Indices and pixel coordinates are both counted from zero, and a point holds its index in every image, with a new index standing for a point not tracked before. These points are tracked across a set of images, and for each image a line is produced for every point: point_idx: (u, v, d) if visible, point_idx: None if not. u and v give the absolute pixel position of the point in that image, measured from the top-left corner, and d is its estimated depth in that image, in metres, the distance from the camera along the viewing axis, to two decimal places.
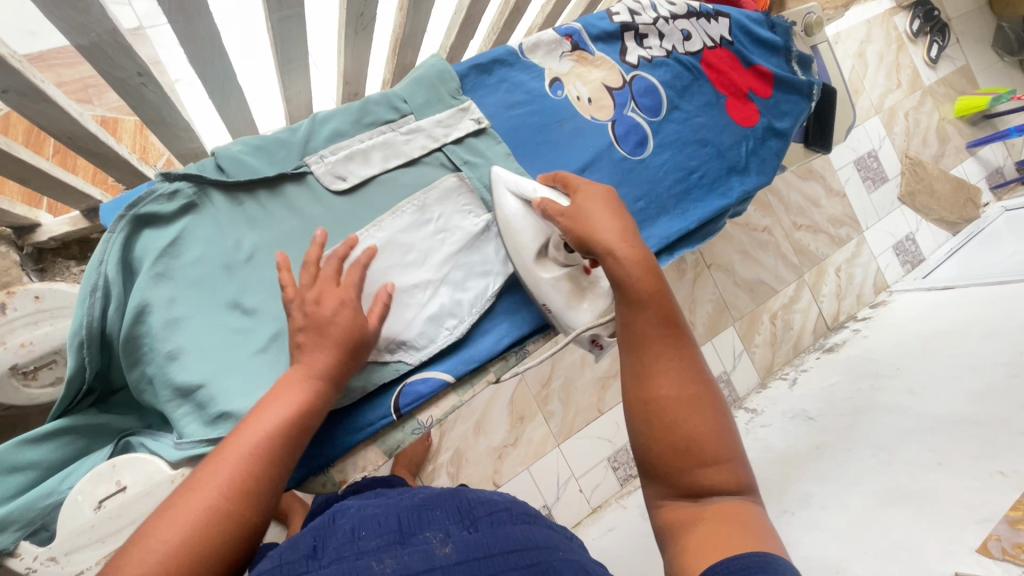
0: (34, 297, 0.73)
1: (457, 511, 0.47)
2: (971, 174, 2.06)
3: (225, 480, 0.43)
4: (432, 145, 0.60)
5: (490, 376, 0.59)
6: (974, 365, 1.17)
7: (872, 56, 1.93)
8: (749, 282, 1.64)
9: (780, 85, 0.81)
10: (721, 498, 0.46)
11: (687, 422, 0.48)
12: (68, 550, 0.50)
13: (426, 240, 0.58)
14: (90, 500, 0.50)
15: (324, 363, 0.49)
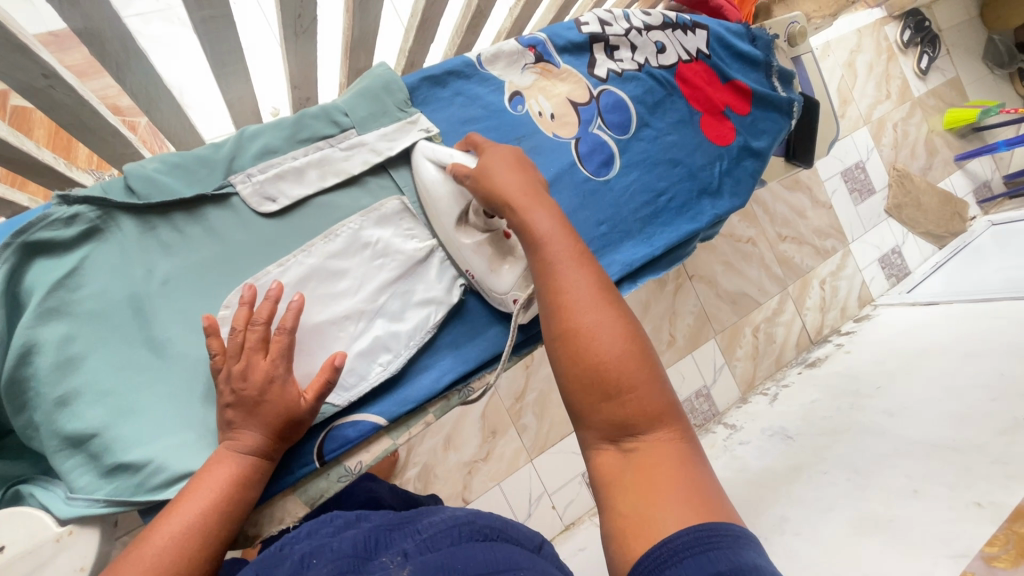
0: None
1: (416, 533, 0.44)
2: (958, 187, 2.04)
3: (147, 570, 0.39)
4: (376, 161, 0.55)
5: (428, 418, 0.56)
6: (955, 387, 1.15)
7: (862, 66, 1.91)
8: (731, 294, 1.61)
9: (758, 102, 0.78)
10: (643, 440, 0.43)
11: (596, 350, 0.44)
12: None
13: (360, 267, 0.54)
14: None
15: (257, 443, 0.46)
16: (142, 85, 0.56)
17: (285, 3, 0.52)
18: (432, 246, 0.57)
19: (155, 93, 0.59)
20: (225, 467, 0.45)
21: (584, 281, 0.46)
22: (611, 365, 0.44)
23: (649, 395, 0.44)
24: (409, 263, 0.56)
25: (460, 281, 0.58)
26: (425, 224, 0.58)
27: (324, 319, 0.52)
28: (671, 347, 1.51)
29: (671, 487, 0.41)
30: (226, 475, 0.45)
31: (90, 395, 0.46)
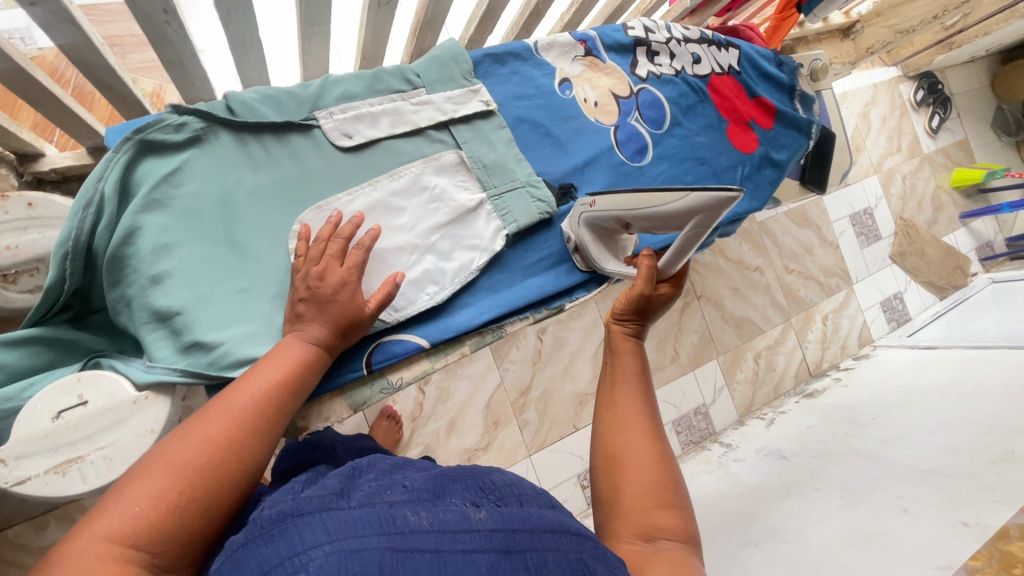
0: (27, 203, 0.67)
1: (481, 487, 0.46)
2: (962, 243, 2.11)
3: (226, 420, 0.43)
4: (440, 118, 0.61)
5: (464, 349, 0.61)
6: (948, 422, 1.18)
7: (875, 118, 2.00)
8: (736, 318, 1.65)
9: (781, 119, 0.85)
10: (667, 544, 0.49)
11: (632, 474, 0.52)
12: (20, 455, 0.54)
13: (417, 208, 0.59)
14: (48, 410, 0.54)
15: (323, 335, 0.51)
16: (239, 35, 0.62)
17: None
18: (481, 200, 0.62)
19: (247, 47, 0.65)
20: (298, 347, 0.50)
21: (637, 412, 0.56)
22: (649, 495, 0.51)
23: (672, 506, 0.51)
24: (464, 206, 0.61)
25: (503, 232, 0.62)
26: (478, 178, 0.62)
27: (383, 247, 0.57)
28: (674, 362, 1.53)
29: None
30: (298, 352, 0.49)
31: (172, 280, 0.51)
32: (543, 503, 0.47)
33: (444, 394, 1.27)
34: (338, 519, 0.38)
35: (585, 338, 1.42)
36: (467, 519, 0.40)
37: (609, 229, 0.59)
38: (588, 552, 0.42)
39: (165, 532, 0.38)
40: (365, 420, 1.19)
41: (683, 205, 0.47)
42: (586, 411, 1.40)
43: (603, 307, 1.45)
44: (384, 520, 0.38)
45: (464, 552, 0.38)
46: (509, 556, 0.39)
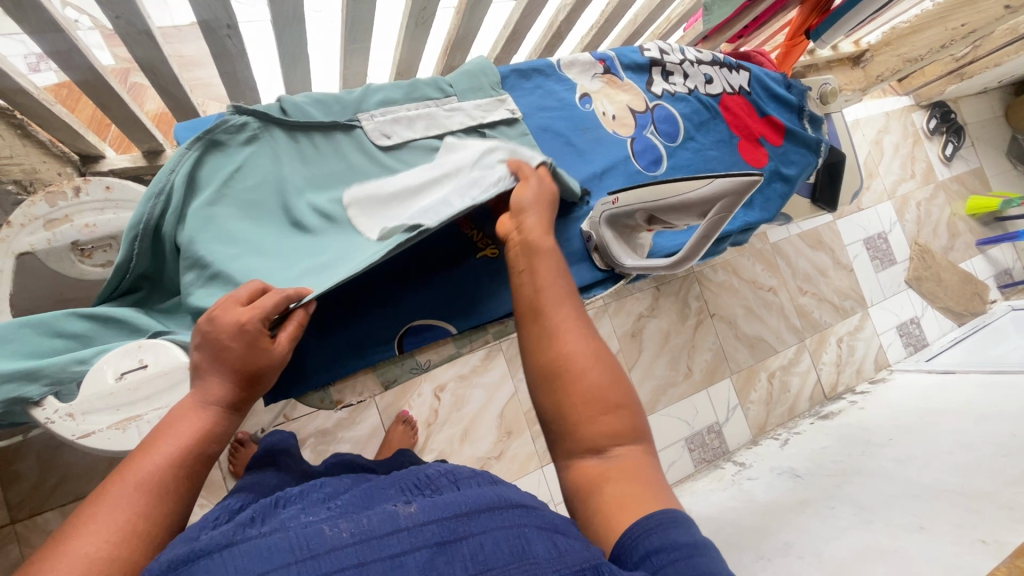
0: (104, 187, 0.68)
1: (415, 484, 0.43)
2: (979, 270, 2.10)
3: (112, 524, 0.38)
4: (470, 123, 0.66)
5: (487, 336, 0.68)
6: (965, 442, 1.17)
7: (888, 145, 2.03)
8: (750, 337, 1.65)
9: (790, 137, 0.89)
10: (621, 450, 0.46)
11: (584, 379, 0.48)
12: (86, 411, 0.58)
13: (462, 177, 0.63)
14: (112, 371, 0.58)
15: (224, 390, 0.48)
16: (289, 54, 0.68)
17: None
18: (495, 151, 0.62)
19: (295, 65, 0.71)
20: (196, 418, 0.46)
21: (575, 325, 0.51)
22: (601, 397, 0.47)
23: (624, 416, 0.47)
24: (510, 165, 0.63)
25: (542, 161, 0.61)
26: None
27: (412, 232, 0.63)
28: (687, 379, 1.53)
29: (650, 484, 0.44)
30: (198, 424, 0.46)
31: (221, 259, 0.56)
32: (481, 480, 0.44)
33: (459, 401, 1.29)
34: (239, 557, 0.34)
35: None
36: (393, 519, 0.38)
37: (630, 226, 0.63)
38: (531, 524, 0.39)
39: None
40: (381, 425, 1.22)
41: (708, 192, 0.53)
42: None
43: (617, 322, 1.48)
44: (296, 542, 0.35)
45: (390, 556, 0.36)
46: (443, 545, 0.37)
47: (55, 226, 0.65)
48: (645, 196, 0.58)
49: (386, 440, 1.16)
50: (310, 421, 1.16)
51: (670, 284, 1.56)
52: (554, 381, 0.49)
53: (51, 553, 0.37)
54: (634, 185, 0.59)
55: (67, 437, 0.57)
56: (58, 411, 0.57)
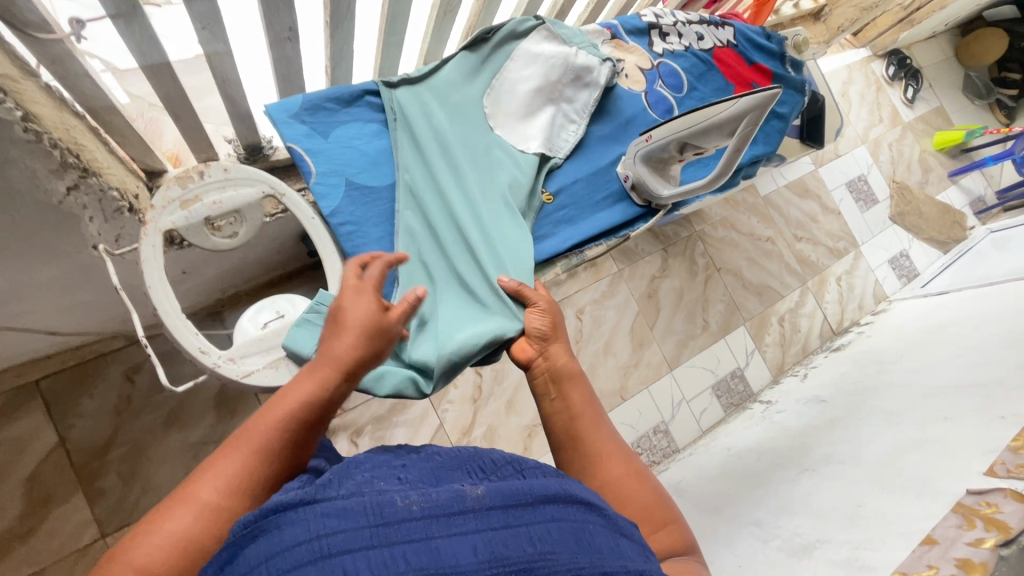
0: (222, 169, 0.61)
1: (477, 470, 0.48)
2: (955, 200, 2.23)
3: (223, 479, 0.46)
4: (519, 87, 0.76)
5: (556, 269, 0.74)
6: (972, 345, 1.27)
7: (854, 95, 2.16)
8: (757, 286, 1.74)
9: (778, 80, 0.99)
10: (675, 559, 0.53)
11: (633, 499, 0.55)
12: (243, 354, 0.61)
13: (547, 107, 0.78)
14: (253, 324, 0.64)
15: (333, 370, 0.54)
16: (338, 53, 0.74)
17: None
18: None
19: (341, 63, 0.77)
20: (318, 376, 0.53)
21: (610, 440, 0.60)
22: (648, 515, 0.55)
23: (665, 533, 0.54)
24: (583, 84, 0.79)
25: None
26: (552, 133, 0.78)
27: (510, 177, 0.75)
28: (705, 331, 1.62)
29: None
30: (317, 385, 0.52)
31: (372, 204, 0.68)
32: (540, 471, 0.48)
33: (499, 375, 1.35)
34: (320, 516, 0.38)
35: (621, 315, 1.53)
36: (461, 499, 0.41)
37: (662, 159, 0.75)
38: (594, 522, 0.45)
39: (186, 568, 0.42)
40: (431, 406, 1.28)
41: (736, 110, 0.66)
42: (631, 382, 1.49)
43: (633, 286, 1.56)
44: (372, 509, 0.39)
45: (458, 533, 0.39)
46: (511, 530, 0.41)
47: (189, 205, 0.59)
48: (681, 117, 0.70)
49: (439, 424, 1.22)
50: (365, 409, 1.22)
51: (676, 246, 1.65)
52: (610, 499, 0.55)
53: (199, 477, 0.46)
54: (663, 122, 0.71)
55: (234, 377, 0.60)
56: (220, 356, 0.60)
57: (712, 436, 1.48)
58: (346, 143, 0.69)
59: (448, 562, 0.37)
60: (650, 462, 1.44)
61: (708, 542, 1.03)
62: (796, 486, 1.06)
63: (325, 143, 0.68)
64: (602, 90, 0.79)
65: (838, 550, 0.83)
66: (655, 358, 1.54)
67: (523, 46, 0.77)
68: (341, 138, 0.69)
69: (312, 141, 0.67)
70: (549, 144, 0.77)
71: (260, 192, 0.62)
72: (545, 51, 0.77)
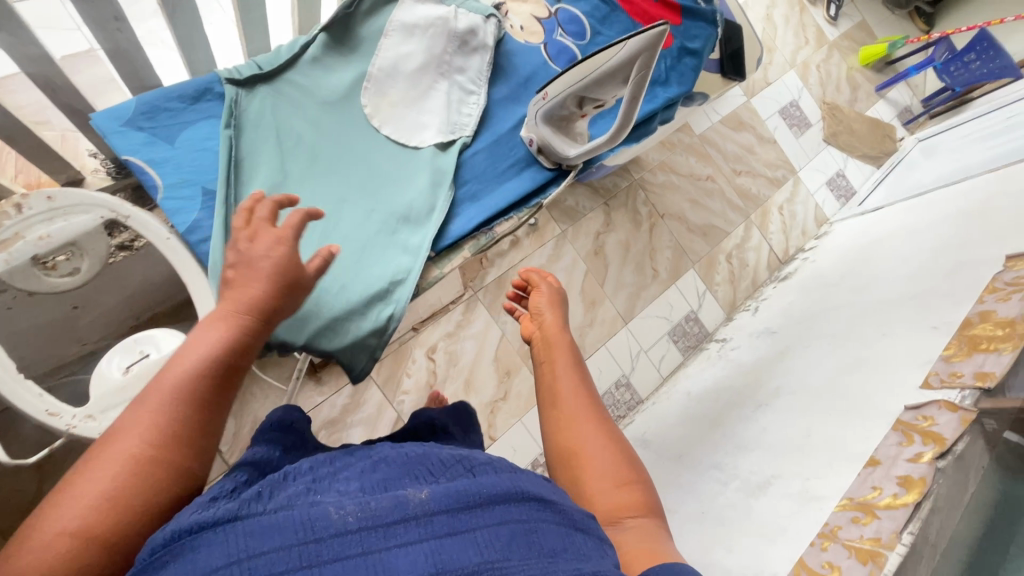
0: (46, 198, 0.67)
1: (428, 470, 0.49)
2: (884, 114, 2.26)
3: (149, 429, 0.49)
4: (390, 66, 0.80)
5: (464, 251, 0.75)
6: (906, 258, 1.30)
7: (779, 18, 2.12)
8: (701, 227, 1.74)
9: (688, 14, 0.93)
10: (630, 520, 0.60)
11: (591, 462, 0.65)
12: (102, 407, 0.69)
13: (439, 84, 0.83)
14: (118, 369, 0.71)
15: (236, 323, 0.56)
16: None
17: None
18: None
19: None
20: (208, 335, 0.55)
21: (587, 417, 0.70)
22: (607, 479, 0.63)
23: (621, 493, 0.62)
24: (468, 49, 0.84)
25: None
26: (443, 111, 0.82)
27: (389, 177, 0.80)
28: (656, 280, 1.62)
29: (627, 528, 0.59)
30: (207, 348, 0.54)
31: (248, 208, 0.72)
32: (491, 467, 0.50)
33: (452, 357, 1.32)
34: (246, 533, 0.40)
35: (569, 277, 1.50)
36: (404, 507, 0.43)
37: (564, 117, 0.80)
38: (546, 522, 0.47)
39: (114, 526, 0.45)
40: (386, 400, 1.24)
41: (624, 55, 0.67)
42: (588, 343, 1.48)
43: (577, 245, 1.53)
44: (306, 522, 0.41)
45: (399, 544, 0.41)
46: (459, 535, 0.43)
47: (11, 245, 0.64)
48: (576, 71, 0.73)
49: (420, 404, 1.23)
50: (315, 414, 1.17)
51: (617, 198, 1.62)
52: (569, 464, 0.66)
53: (92, 460, 0.48)
54: (557, 79, 0.76)
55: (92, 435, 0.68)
56: (76, 415, 0.68)
57: (673, 383, 1.50)
58: (196, 142, 0.75)
59: (389, 572, 0.40)
60: (617, 417, 1.45)
61: (673, 491, 1.05)
62: (754, 422, 1.08)
63: (171, 148, 0.74)
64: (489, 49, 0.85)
65: (790, 483, 0.86)
66: (608, 315, 1.52)
67: (392, 18, 0.80)
68: (188, 141, 0.75)
69: (157, 147, 0.72)
70: (445, 123, 0.82)
71: (91, 217, 0.69)
72: (410, 24, 0.81)
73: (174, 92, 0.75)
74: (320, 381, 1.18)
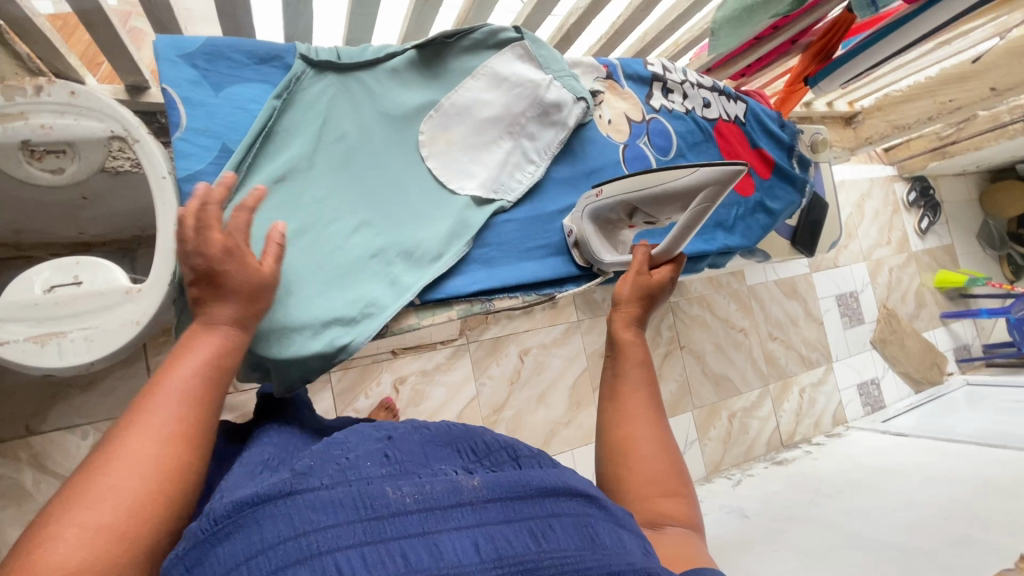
0: (68, 90, 0.48)
1: (469, 451, 0.41)
2: (941, 342, 2.17)
3: (151, 443, 0.39)
4: (468, 106, 0.61)
5: (451, 313, 0.59)
6: (911, 503, 1.19)
7: (869, 210, 2.09)
8: (716, 375, 1.66)
9: (778, 173, 0.91)
10: (675, 528, 0.50)
11: (641, 463, 0.54)
12: (3, 318, 0.49)
13: (504, 141, 0.63)
14: (41, 282, 0.51)
15: (243, 310, 0.46)
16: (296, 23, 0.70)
17: None
18: None
19: None
20: (213, 337, 0.45)
21: (644, 409, 0.57)
22: (654, 484, 0.52)
23: (673, 500, 0.52)
24: (550, 122, 0.66)
25: None
26: (498, 179, 0.62)
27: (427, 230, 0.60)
28: None
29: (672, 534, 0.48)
30: (220, 347, 0.45)
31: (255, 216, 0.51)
32: (540, 461, 0.41)
33: (417, 396, 1.25)
34: (306, 508, 0.32)
35: (565, 368, 1.43)
36: (457, 491, 0.35)
37: (610, 221, 0.65)
38: (599, 519, 0.38)
39: (133, 551, 0.35)
40: (333, 410, 1.17)
41: (692, 181, 0.54)
42: (556, 441, 1.39)
43: (587, 340, 1.46)
44: (364, 500, 0.33)
45: (456, 528, 0.33)
46: (512, 524, 0.35)
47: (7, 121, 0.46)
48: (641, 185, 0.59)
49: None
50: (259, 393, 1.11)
51: None
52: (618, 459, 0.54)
53: (105, 465, 0.37)
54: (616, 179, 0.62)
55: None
56: None
57: None
58: (240, 103, 0.52)
59: (449, 561, 0.31)
60: None
61: None
62: None
63: (212, 98, 0.51)
64: (570, 131, 0.67)
65: None
66: (588, 422, 1.43)
67: (489, 63, 0.63)
68: (234, 96, 0.51)
69: (195, 90, 0.49)
70: (495, 185, 0.62)
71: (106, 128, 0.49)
72: (511, 74, 0.63)
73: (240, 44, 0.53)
74: None
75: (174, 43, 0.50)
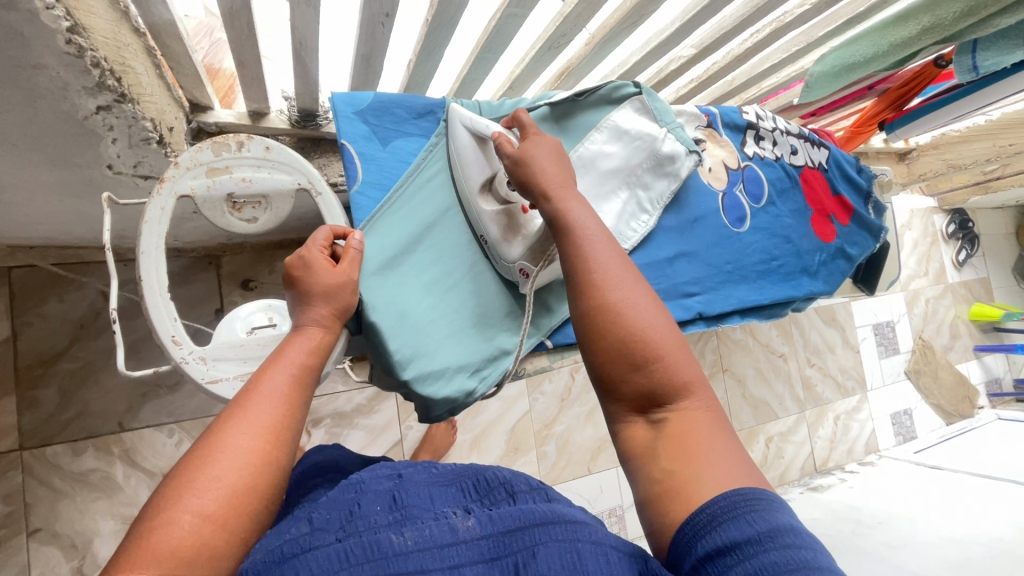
0: (264, 147, 0.56)
1: (473, 490, 0.39)
2: (973, 375, 2.18)
3: (249, 432, 0.38)
4: (594, 159, 0.66)
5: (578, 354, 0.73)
6: (956, 539, 1.22)
7: (909, 241, 2.10)
8: (755, 399, 1.68)
9: (856, 220, 0.95)
10: (672, 411, 0.41)
11: (633, 322, 0.42)
12: (216, 357, 0.54)
13: (622, 192, 0.68)
14: (242, 325, 0.57)
15: (322, 315, 0.48)
16: (422, 70, 0.73)
17: (562, 25, 0.66)
18: None
19: (431, 57, 0.70)
20: (305, 338, 0.47)
21: (631, 277, 0.45)
22: (628, 354, 0.42)
23: (678, 369, 0.42)
24: (663, 172, 0.70)
25: None
26: (617, 231, 0.68)
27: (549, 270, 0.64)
28: None
29: (706, 450, 0.39)
30: (312, 344, 0.46)
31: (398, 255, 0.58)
32: (538, 496, 0.38)
33: (475, 409, 1.29)
34: (323, 561, 0.30)
35: None
36: (452, 530, 0.34)
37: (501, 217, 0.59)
38: (585, 540, 0.34)
39: (233, 540, 0.34)
40: (396, 418, 1.22)
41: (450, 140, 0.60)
42: (602, 457, 1.42)
43: None
44: (367, 551, 0.31)
45: (450, 569, 0.32)
46: (496, 564, 0.33)
47: (217, 174, 0.54)
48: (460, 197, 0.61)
49: (428, 436, 1.17)
50: (329, 400, 1.15)
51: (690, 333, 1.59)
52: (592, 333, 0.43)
53: (206, 456, 0.36)
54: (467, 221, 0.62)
55: (196, 380, 0.52)
56: (192, 352, 0.53)
57: None
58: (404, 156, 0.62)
59: None
60: None
61: None
62: None
63: (380, 152, 0.61)
64: (680, 181, 0.71)
65: None
66: None
67: (612, 116, 0.67)
68: (398, 151, 0.62)
69: (368, 146, 0.60)
70: (615, 234, 0.68)
71: (294, 182, 0.57)
72: (632, 127, 0.67)
73: (403, 102, 0.63)
74: (349, 372, 1.17)
75: (351, 103, 0.60)
